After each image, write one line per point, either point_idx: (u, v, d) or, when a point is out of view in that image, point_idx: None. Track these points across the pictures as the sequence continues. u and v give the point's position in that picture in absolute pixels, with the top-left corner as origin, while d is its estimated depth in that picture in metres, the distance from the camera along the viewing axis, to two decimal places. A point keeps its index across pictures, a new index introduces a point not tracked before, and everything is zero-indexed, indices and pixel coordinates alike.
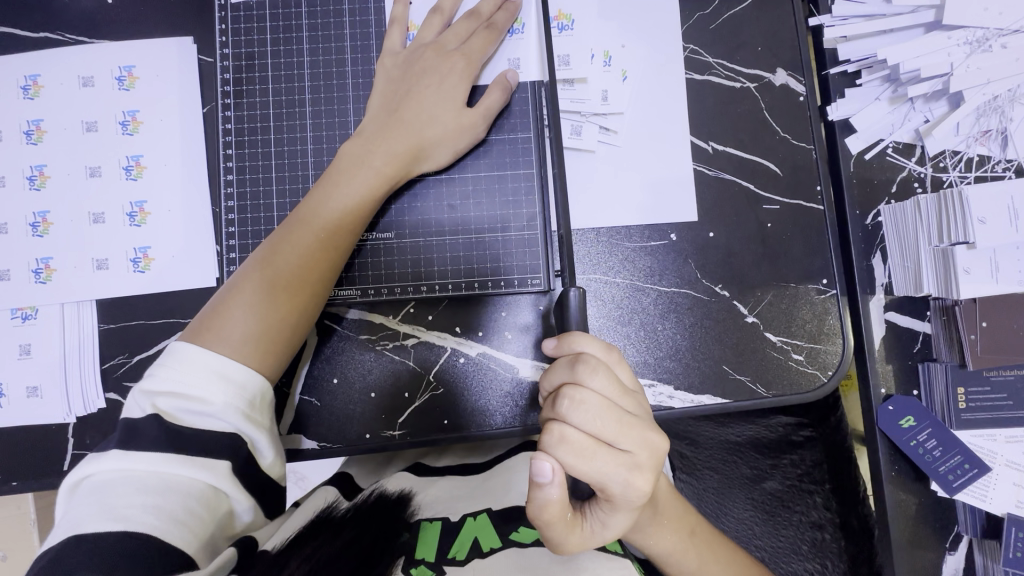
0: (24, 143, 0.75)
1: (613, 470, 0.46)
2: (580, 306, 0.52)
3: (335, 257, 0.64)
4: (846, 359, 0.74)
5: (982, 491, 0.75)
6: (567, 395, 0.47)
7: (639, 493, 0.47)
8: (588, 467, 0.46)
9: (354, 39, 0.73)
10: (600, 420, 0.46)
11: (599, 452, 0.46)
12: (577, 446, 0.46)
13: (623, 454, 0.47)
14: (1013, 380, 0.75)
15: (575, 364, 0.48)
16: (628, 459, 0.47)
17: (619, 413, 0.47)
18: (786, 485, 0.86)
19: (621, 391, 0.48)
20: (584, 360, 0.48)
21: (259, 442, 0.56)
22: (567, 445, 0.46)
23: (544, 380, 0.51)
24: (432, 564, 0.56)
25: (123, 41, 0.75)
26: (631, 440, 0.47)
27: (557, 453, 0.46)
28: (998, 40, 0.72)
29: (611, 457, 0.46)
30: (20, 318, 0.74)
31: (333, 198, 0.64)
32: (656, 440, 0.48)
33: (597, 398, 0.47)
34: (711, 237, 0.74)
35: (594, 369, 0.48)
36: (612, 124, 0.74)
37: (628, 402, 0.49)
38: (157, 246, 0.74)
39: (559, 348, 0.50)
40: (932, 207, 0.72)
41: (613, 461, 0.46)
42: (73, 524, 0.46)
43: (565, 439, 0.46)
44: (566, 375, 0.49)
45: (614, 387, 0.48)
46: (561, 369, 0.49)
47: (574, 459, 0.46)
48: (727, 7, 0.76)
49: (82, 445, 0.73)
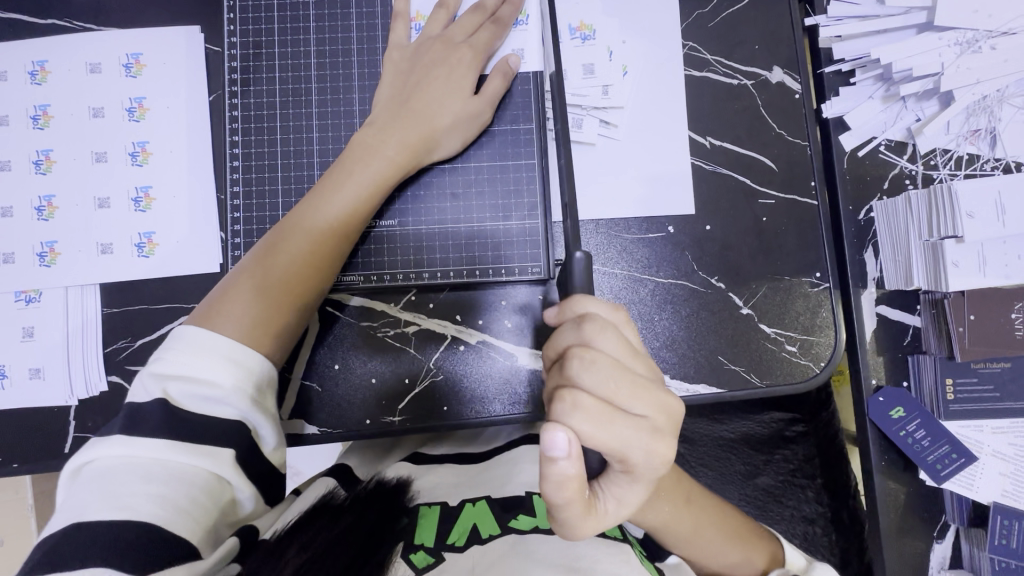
0: (30, 128, 0.75)
1: (634, 433, 0.46)
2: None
3: (327, 264, 0.65)
4: (838, 351, 0.75)
5: (970, 480, 0.77)
6: (576, 357, 0.48)
7: (659, 456, 0.48)
8: (608, 431, 0.46)
9: (359, 30, 0.74)
10: (612, 382, 0.47)
11: (617, 417, 0.47)
12: (593, 412, 0.46)
13: (639, 418, 0.47)
14: (999, 372, 0.77)
15: (582, 324, 0.49)
16: (645, 422, 0.47)
17: (631, 374, 0.48)
18: (779, 480, 0.90)
19: (629, 352, 0.49)
20: (591, 320, 0.49)
21: (263, 430, 0.56)
22: (583, 411, 0.46)
23: (549, 347, 0.51)
24: (431, 550, 0.57)
25: (132, 30, 0.76)
26: (643, 403, 0.47)
27: (573, 420, 0.46)
28: (988, 41, 0.74)
29: (630, 422, 0.47)
30: (24, 301, 0.74)
31: (327, 205, 0.64)
32: (672, 402, 0.49)
33: (607, 359, 0.48)
34: (708, 230, 0.76)
35: (602, 329, 0.49)
36: (612, 118, 0.76)
37: (637, 363, 0.49)
38: (162, 231, 0.75)
39: (561, 315, 0.52)
40: (922, 204, 0.74)
41: (631, 425, 0.47)
42: (76, 511, 0.48)
43: (580, 405, 0.46)
44: (573, 337, 0.50)
45: (622, 349, 0.49)
46: (568, 332, 0.50)
47: (593, 428, 0.46)
48: (726, 6, 0.78)
49: (84, 428, 0.73)
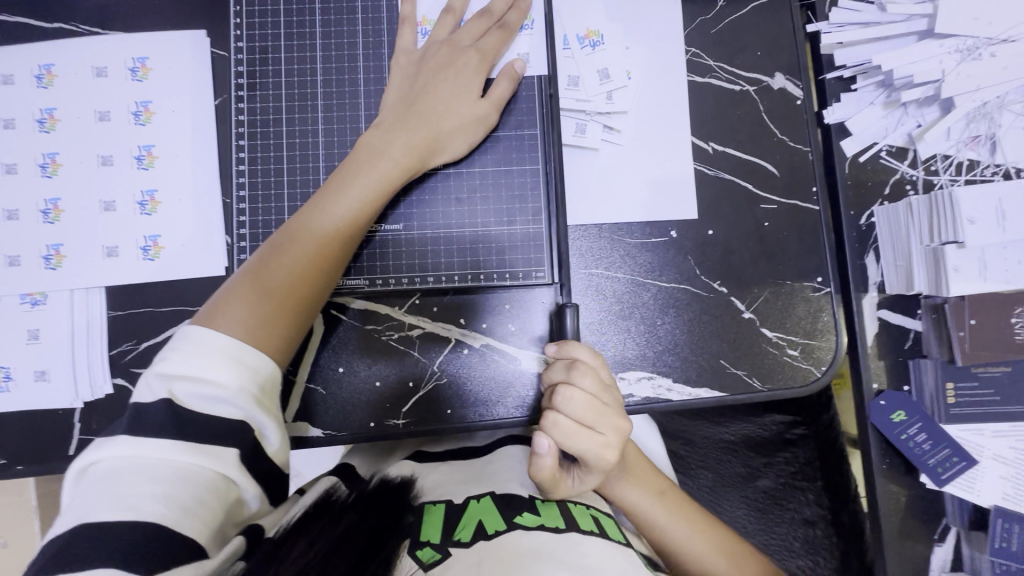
0: (37, 131, 0.76)
1: (597, 450, 0.56)
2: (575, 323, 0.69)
3: (330, 267, 0.65)
4: (839, 355, 0.76)
5: (970, 483, 0.77)
6: (560, 391, 0.57)
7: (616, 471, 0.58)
8: (577, 447, 0.56)
9: (365, 35, 0.74)
10: (584, 411, 0.56)
11: (585, 437, 0.56)
12: (566, 432, 0.56)
13: (601, 437, 0.57)
14: (999, 377, 0.77)
15: (569, 366, 0.58)
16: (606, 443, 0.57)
17: (601, 405, 0.57)
18: (779, 483, 0.89)
19: (602, 389, 0.58)
20: (577, 365, 0.58)
21: (266, 429, 0.56)
22: (559, 430, 0.56)
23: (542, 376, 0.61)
24: (436, 545, 0.57)
25: (137, 33, 0.77)
26: (607, 426, 0.57)
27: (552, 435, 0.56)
28: (988, 49, 0.75)
29: (595, 441, 0.56)
30: (29, 304, 0.75)
31: (331, 208, 0.65)
32: (626, 427, 0.58)
33: (583, 394, 0.56)
34: (711, 235, 0.76)
35: (582, 371, 0.58)
36: (615, 123, 0.76)
37: (608, 397, 0.58)
38: (167, 234, 0.75)
39: (557, 353, 0.60)
40: (923, 209, 0.75)
41: (596, 445, 0.56)
42: (83, 513, 0.48)
43: (559, 424, 0.56)
44: (560, 372, 0.59)
45: (599, 386, 0.58)
46: (557, 366, 0.60)
47: (566, 442, 0.56)
48: (729, 12, 0.79)
49: (88, 431, 0.74)
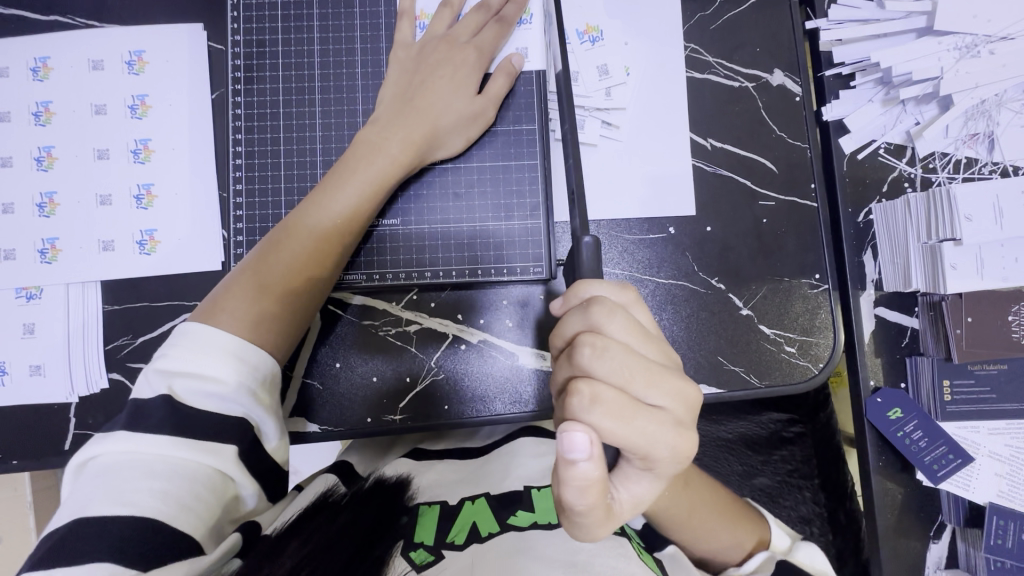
0: (32, 124, 0.75)
1: (657, 428, 0.43)
2: (595, 256, 0.51)
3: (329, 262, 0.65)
4: (836, 352, 0.76)
5: (966, 480, 0.78)
6: (587, 343, 0.44)
7: (681, 452, 0.44)
8: (631, 427, 0.42)
9: (363, 29, 0.74)
10: (627, 371, 0.44)
11: (639, 411, 0.43)
12: (613, 406, 0.42)
13: (658, 409, 0.44)
14: (997, 374, 0.77)
15: (589, 309, 0.46)
16: (666, 415, 0.44)
17: (643, 360, 0.44)
18: (776, 481, 0.89)
19: (640, 336, 0.46)
20: (599, 304, 0.46)
21: (265, 426, 0.57)
22: (603, 406, 0.42)
23: (556, 336, 0.48)
24: (431, 547, 0.58)
25: (134, 27, 0.76)
26: (660, 392, 0.44)
27: (591, 415, 0.42)
28: (986, 46, 0.75)
29: (652, 416, 0.43)
30: (24, 298, 0.74)
31: (328, 205, 0.64)
32: (690, 391, 0.45)
33: (618, 347, 0.44)
34: (709, 232, 0.76)
35: (610, 312, 0.46)
36: (614, 120, 0.76)
37: (650, 348, 0.46)
38: (163, 229, 0.75)
39: (567, 304, 0.49)
40: (921, 206, 0.75)
41: (654, 420, 0.43)
42: (79, 506, 0.47)
43: (600, 399, 0.42)
44: (581, 324, 0.47)
45: (633, 333, 0.46)
46: (575, 318, 0.47)
47: (614, 424, 0.42)
48: (728, 9, 0.78)
49: (84, 425, 0.73)
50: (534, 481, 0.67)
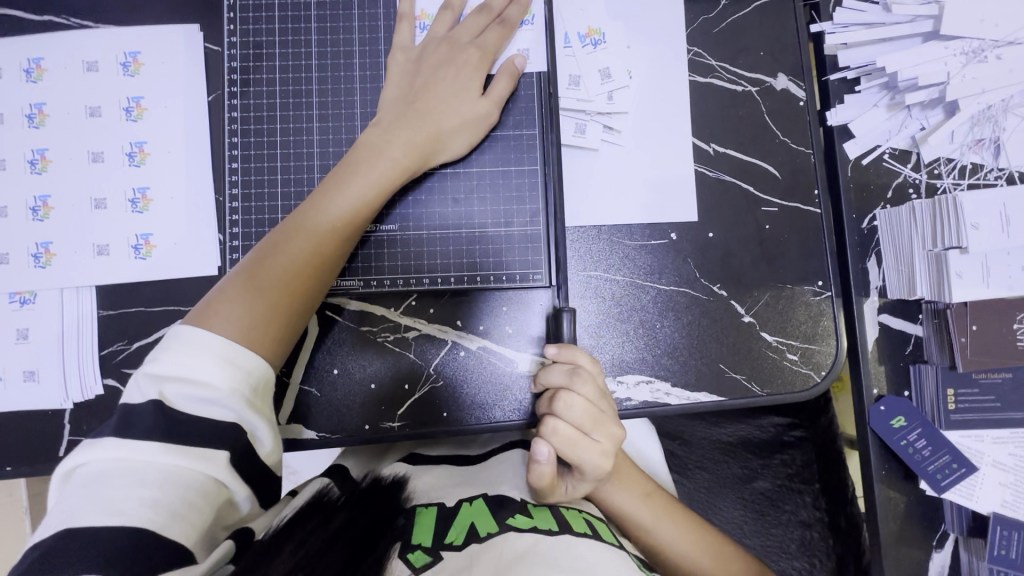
0: (25, 126, 0.74)
1: (592, 458, 0.58)
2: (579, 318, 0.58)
3: (325, 268, 0.64)
4: (839, 359, 0.75)
5: (969, 490, 0.77)
6: (562, 396, 0.58)
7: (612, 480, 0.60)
8: (574, 454, 0.58)
9: (362, 31, 0.73)
10: (584, 417, 0.58)
11: (583, 446, 0.57)
12: (566, 438, 0.57)
13: (597, 444, 0.59)
14: (1000, 383, 0.77)
15: (572, 375, 0.59)
16: (601, 451, 0.58)
17: (597, 411, 0.59)
18: (775, 485, 0.88)
19: (600, 395, 0.59)
20: (579, 373, 0.59)
21: (258, 432, 0.55)
22: (559, 437, 0.57)
23: (540, 376, 0.62)
24: (428, 549, 0.56)
25: (129, 28, 0.75)
26: (602, 433, 0.59)
27: (553, 445, 0.58)
28: (993, 51, 0.74)
29: (591, 450, 0.58)
30: (18, 303, 0.73)
31: (330, 206, 0.63)
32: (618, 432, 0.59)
33: (584, 403, 0.58)
34: (711, 237, 0.76)
35: (585, 380, 0.59)
36: (616, 124, 0.75)
37: (604, 402, 0.60)
38: (159, 233, 0.74)
39: (559, 355, 0.61)
40: (926, 213, 0.74)
41: (592, 453, 0.58)
42: (67, 516, 0.47)
43: (558, 431, 0.58)
44: (562, 378, 0.60)
45: (598, 393, 0.60)
46: (558, 373, 0.60)
47: (564, 450, 0.57)
48: (731, 12, 0.77)
49: (78, 432, 0.72)
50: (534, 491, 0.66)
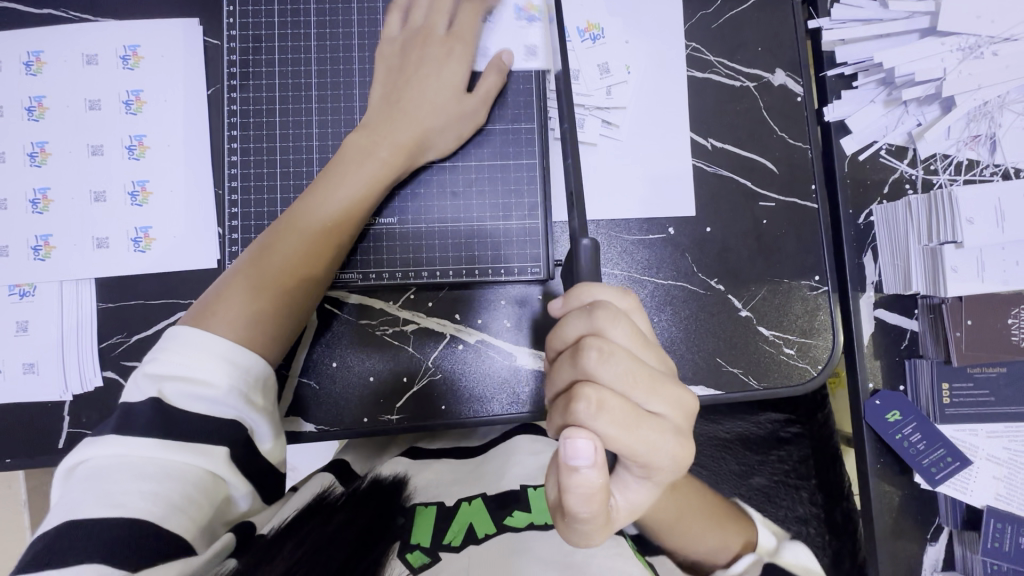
0: (25, 119, 0.74)
1: (658, 437, 0.43)
2: (592, 262, 0.50)
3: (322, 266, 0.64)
4: (835, 354, 0.76)
5: (964, 483, 0.78)
6: (593, 347, 0.43)
7: (678, 460, 0.44)
8: (633, 437, 0.42)
9: (361, 25, 0.73)
10: (631, 375, 0.43)
11: (643, 420, 0.42)
12: (619, 414, 0.41)
13: (659, 417, 0.43)
14: (995, 377, 0.77)
15: (593, 312, 0.45)
16: (667, 424, 0.44)
17: (648, 368, 0.44)
18: (773, 480, 0.89)
19: (643, 344, 0.46)
20: (603, 308, 0.45)
21: (259, 429, 0.57)
22: (608, 414, 0.41)
23: (556, 337, 0.47)
24: (426, 550, 0.57)
25: (129, 22, 0.75)
26: (662, 399, 0.44)
27: (597, 424, 0.41)
28: (990, 47, 0.74)
29: (653, 426, 0.43)
30: (17, 295, 0.74)
31: (324, 202, 0.64)
32: (686, 397, 0.45)
33: (623, 353, 0.44)
34: (708, 232, 0.76)
35: (614, 317, 0.45)
36: (614, 118, 0.75)
37: (649, 354, 0.46)
38: (159, 226, 0.74)
39: (568, 305, 0.48)
40: (922, 208, 0.74)
41: (656, 429, 0.43)
42: (69, 509, 0.47)
43: (605, 407, 0.41)
44: (584, 326, 0.46)
45: (635, 339, 0.46)
46: (578, 320, 0.46)
47: (617, 431, 0.41)
48: (729, 8, 0.78)
49: (78, 424, 0.73)
50: (531, 480, 0.66)
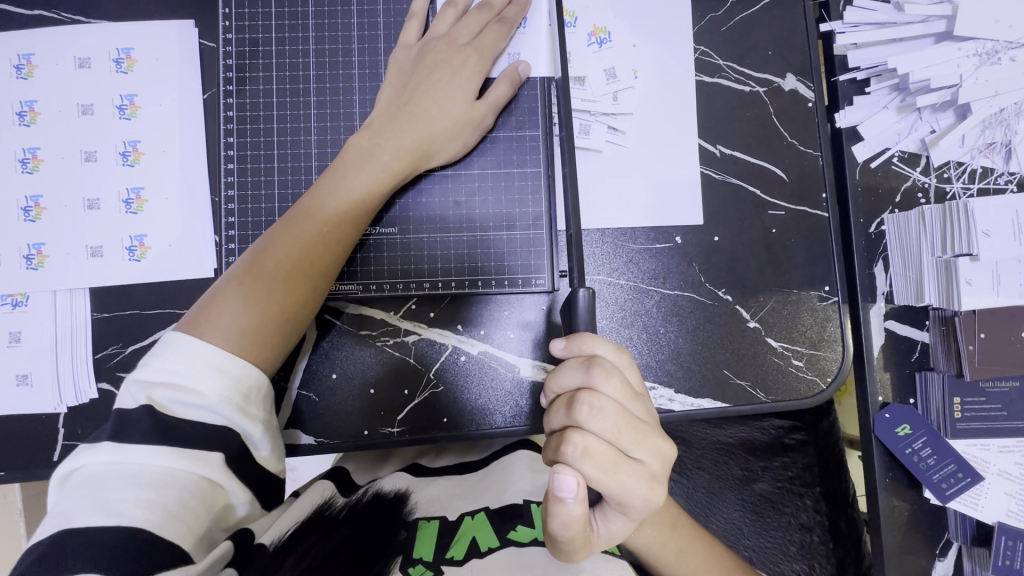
0: (17, 124, 0.72)
1: (634, 482, 0.45)
2: (589, 311, 0.50)
3: (322, 276, 0.63)
4: (844, 367, 0.74)
5: (975, 500, 0.76)
6: (584, 401, 0.45)
7: (655, 502, 0.47)
8: (611, 481, 0.44)
9: (361, 28, 0.71)
10: (617, 428, 0.45)
11: (621, 465, 0.45)
12: (599, 459, 0.44)
13: (639, 464, 0.46)
14: (1008, 391, 0.76)
15: (590, 368, 0.46)
16: (644, 470, 0.46)
17: (634, 420, 0.46)
18: (776, 487, 0.85)
19: (632, 396, 0.47)
20: (600, 364, 0.46)
21: (253, 436, 0.55)
22: (591, 459, 0.44)
23: (550, 381, 0.48)
24: (430, 563, 0.55)
25: (122, 24, 0.73)
26: (643, 448, 0.46)
27: (582, 466, 0.44)
28: (1007, 53, 0.72)
29: (631, 470, 0.45)
30: (10, 305, 0.72)
31: (317, 214, 0.63)
32: (665, 446, 0.46)
33: (613, 405, 0.45)
34: (716, 241, 0.74)
35: (609, 373, 0.46)
36: (621, 125, 0.73)
37: (638, 406, 0.47)
38: (154, 234, 0.73)
39: (569, 349, 0.48)
40: (936, 219, 0.73)
41: (633, 475, 0.45)
42: (64, 518, 0.45)
43: (588, 452, 0.44)
44: (579, 378, 0.47)
45: (625, 392, 0.47)
46: (573, 371, 0.47)
47: (597, 473, 0.44)
48: (740, 9, 0.76)
49: (73, 436, 0.71)
50: (535, 496, 0.65)
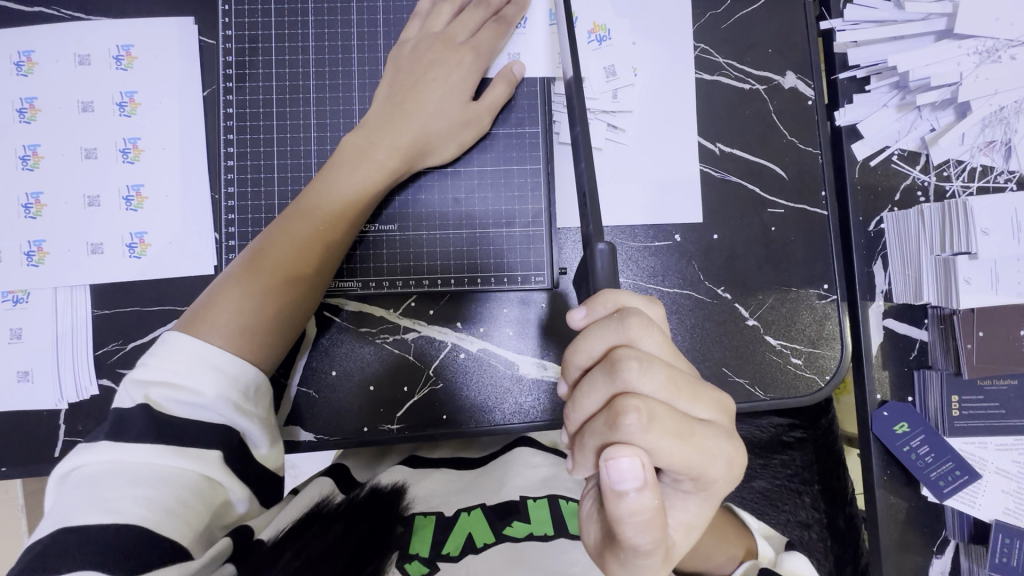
0: (17, 121, 0.72)
1: (714, 442, 0.40)
2: (608, 267, 0.47)
3: (316, 274, 0.63)
4: (843, 364, 0.74)
5: (972, 497, 0.77)
6: (631, 358, 0.40)
7: (734, 465, 0.42)
8: (690, 445, 0.39)
9: (361, 25, 0.71)
10: (673, 386, 0.40)
11: (695, 428, 0.39)
12: (670, 424, 0.38)
13: (709, 423, 0.41)
14: (1006, 390, 0.76)
15: (625, 321, 0.42)
16: (718, 427, 0.41)
17: (684, 375, 0.41)
18: (774, 485, 0.85)
19: (672, 351, 0.43)
20: (635, 315, 0.42)
21: (252, 434, 0.55)
22: (660, 425, 0.38)
23: (577, 353, 0.43)
24: (425, 560, 0.57)
25: (122, 21, 0.73)
26: (703, 405, 0.41)
27: (651, 436, 0.38)
28: (1007, 51, 0.72)
29: (707, 430, 0.40)
30: (11, 302, 0.72)
31: (316, 211, 0.63)
32: (723, 395, 0.43)
33: (661, 362, 0.41)
34: (715, 239, 0.74)
35: (647, 327, 0.42)
36: (620, 122, 0.73)
37: (679, 363, 0.44)
38: (154, 231, 0.73)
39: (591, 316, 0.44)
40: (936, 218, 0.73)
41: (710, 435, 0.40)
42: (62, 516, 0.45)
43: (656, 417, 0.38)
44: (615, 336, 0.42)
45: (664, 348, 0.43)
46: (606, 330, 0.42)
47: (668, 441, 0.38)
48: (740, 7, 0.75)
49: (73, 432, 0.72)
50: (530, 491, 0.65)
